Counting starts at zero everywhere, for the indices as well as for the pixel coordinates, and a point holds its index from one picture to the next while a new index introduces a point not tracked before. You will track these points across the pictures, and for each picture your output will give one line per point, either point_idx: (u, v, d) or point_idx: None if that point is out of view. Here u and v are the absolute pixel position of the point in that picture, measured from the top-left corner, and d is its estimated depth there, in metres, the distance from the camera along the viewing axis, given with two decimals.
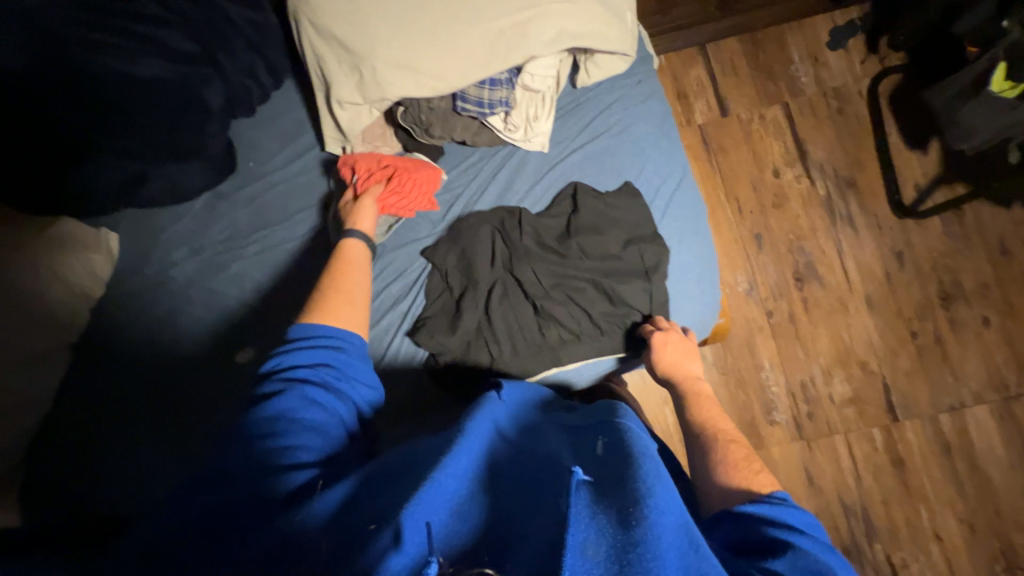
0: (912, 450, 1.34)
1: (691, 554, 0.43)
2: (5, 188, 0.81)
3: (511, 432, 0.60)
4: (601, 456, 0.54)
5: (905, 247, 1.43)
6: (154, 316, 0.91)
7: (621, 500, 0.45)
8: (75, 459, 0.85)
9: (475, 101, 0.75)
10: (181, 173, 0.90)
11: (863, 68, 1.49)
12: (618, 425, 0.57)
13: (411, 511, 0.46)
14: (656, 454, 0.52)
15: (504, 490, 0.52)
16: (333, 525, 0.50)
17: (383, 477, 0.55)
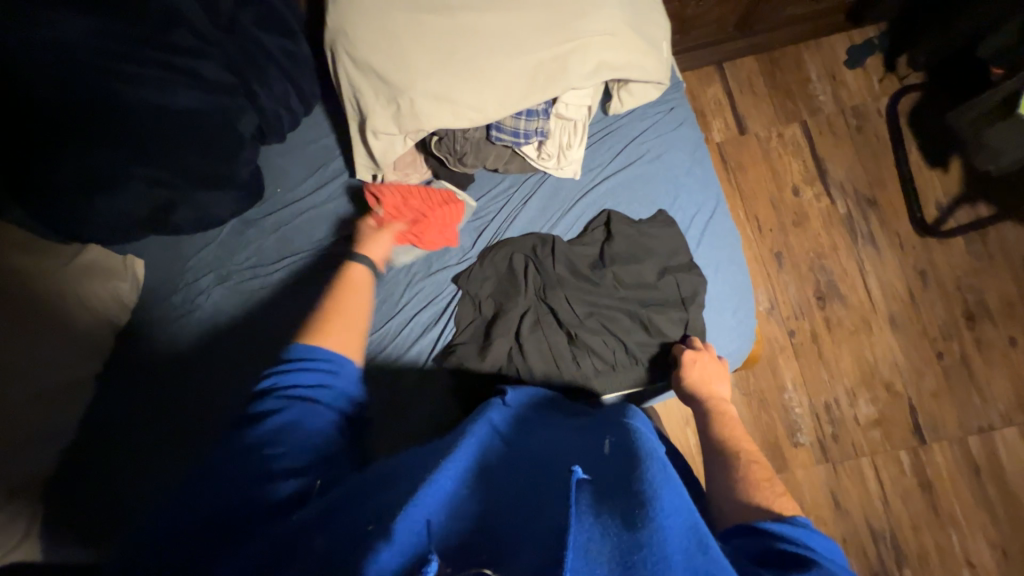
0: (940, 473, 1.32)
1: (699, 557, 0.41)
2: (39, 214, 0.82)
3: (511, 434, 0.59)
4: (606, 452, 0.52)
5: (928, 266, 1.41)
6: (181, 345, 0.90)
7: (625, 499, 0.43)
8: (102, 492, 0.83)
9: (511, 131, 0.75)
10: (211, 201, 0.89)
11: (881, 86, 1.49)
12: (627, 426, 0.55)
13: (408, 512, 0.44)
14: (664, 456, 0.50)
15: (502, 489, 0.50)
16: (324, 525, 0.48)
17: (374, 482, 0.52)
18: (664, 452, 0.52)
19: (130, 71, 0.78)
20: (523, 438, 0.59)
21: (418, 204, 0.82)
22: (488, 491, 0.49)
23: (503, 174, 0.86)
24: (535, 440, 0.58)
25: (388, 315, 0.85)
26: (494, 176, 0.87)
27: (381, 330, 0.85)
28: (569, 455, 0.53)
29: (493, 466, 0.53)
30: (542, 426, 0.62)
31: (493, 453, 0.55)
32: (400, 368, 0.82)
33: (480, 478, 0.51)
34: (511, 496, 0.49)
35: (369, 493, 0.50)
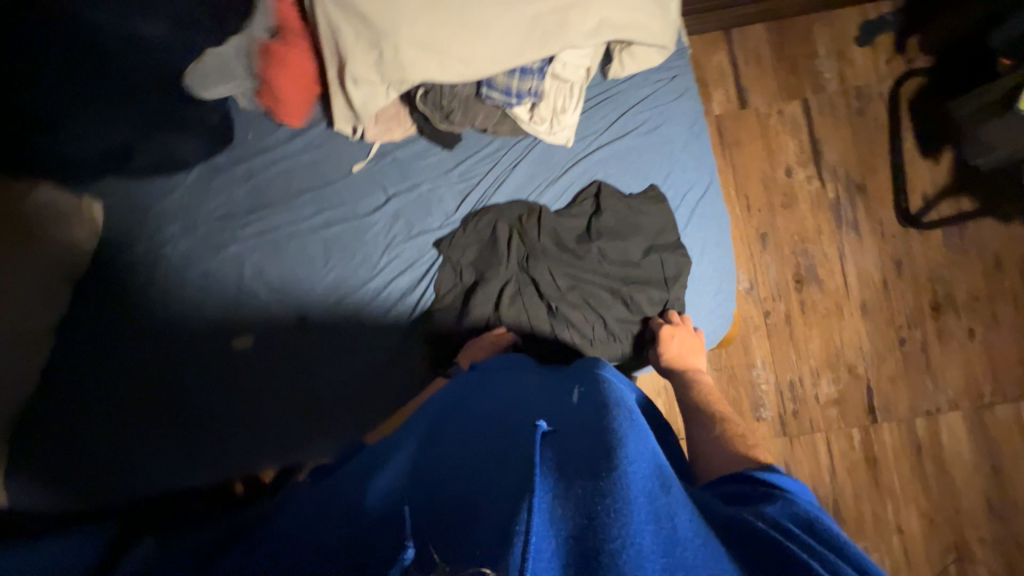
0: (886, 450, 1.41)
1: (661, 499, 0.41)
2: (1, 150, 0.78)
3: (481, 403, 0.63)
4: (575, 405, 0.56)
5: (904, 256, 1.44)
6: (150, 296, 0.86)
7: (593, 451, 0.45)
8: (67, 460, 0.81)
9: (503, 90, 0.68)
10: (177, 143, 0.83)
11: (887, 67, 1.44)
12: (594, 377, 0.61)
13: (378, 498, 0.48)
14: (628, 405, 0.54)
15: (473, 456, 0.52)
16: (318, 520, 0.50)
17: (364, 475, 0.56)
18: (632, 406, 0.56)
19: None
20: (492, 400, 0.62)
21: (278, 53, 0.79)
22: (455, 463, 0.52)
23: (491, 138, 0.82)
24: (508, 393, 0.62)
25: (366, 276, 0.83)
26: (480, 138, 0.83)
27: (357, 292, 0.83)
28: (537, 410, 0.55)
29: (464, 437, 0.56)
30: (513, 382, 0.66)
31: (467, 427, 0.58)
32: (376, 334, 0.83)
33: (447, 453, 0.54)
34: (480, 457, 0.51)
35: (356, 485, 0.55)
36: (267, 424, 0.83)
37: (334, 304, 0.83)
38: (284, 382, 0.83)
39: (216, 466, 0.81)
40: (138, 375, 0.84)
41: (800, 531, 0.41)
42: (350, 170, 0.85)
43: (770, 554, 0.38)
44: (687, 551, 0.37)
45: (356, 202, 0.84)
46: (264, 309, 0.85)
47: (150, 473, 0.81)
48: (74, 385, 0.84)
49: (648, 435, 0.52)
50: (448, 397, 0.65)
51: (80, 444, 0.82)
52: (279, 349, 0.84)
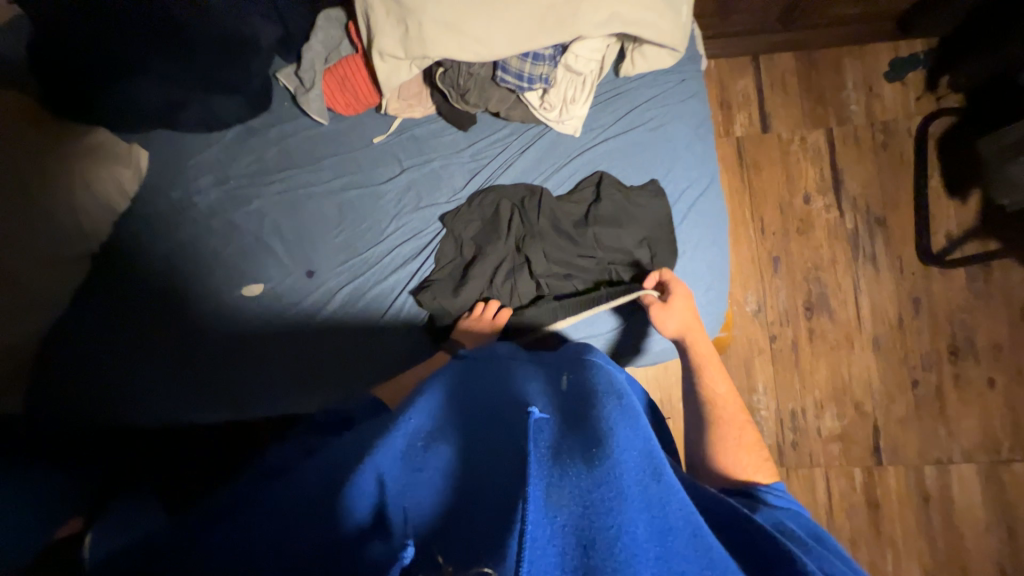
0: (889, 495, 1.34)
1: (652, 486, 0.47)
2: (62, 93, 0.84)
3: (476, 378, 0.66)
4: (564, 388, 0.61)
5: (923, 295, 1.40)
6: (176, 240, 0.93)
7: (584, 438, 0.49)
8: (82, 402, 0.88)
9: (516, 73, 0.74)
10: (219, 105, 0.91)
11: (917, 105, 1.44)
12: (585, 363, 0.65)
13: (374, 462, 0.50)
14: (618, 389, 0.59)
15: (468, 431, 0.55)
16: (317, 491, 0.52)
17: (360, 440, 0.58)
18: (621, 392, 0.59)
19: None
20: (485, 380, 0.65)
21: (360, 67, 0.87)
22: (450, 434, 0.54)
23: (505, 122, 0.87)
24: (500, 374, 0.66)
25: (373, 242, 0.89)
26: (494, 122, 0.88)
27: (366, 255, 0.89)
28: (525, 394, 0.58)
29: (446, 409, 0.58)
30: (506, 364, 0.69)
31: (453, 398, 0.60)
32: (376, 297, 0.88)
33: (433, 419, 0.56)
34: (467, 435, 0.54)
35: (345, 450, 0.57)
36: (262, 375, 0.88)
37: (343, 267, 0.89)
38: (285, 344, 0.89)
39: (212, 414, 0.88)
40: (152, 324, 0.91)
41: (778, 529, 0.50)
42: (371, 140, 0.91)
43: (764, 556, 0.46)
44: (672, 538, 0.44)
45: (372, 171, 0.90)
46: (277, 262, 0.91)
47: (152, 406, 0.88)
48: (92, 330, 0.91)
49: (638, 419, 0.55)
50: (444, 369, 0.68)
51: (96, 382, 0.89)
52: (287, 306, 0.90)
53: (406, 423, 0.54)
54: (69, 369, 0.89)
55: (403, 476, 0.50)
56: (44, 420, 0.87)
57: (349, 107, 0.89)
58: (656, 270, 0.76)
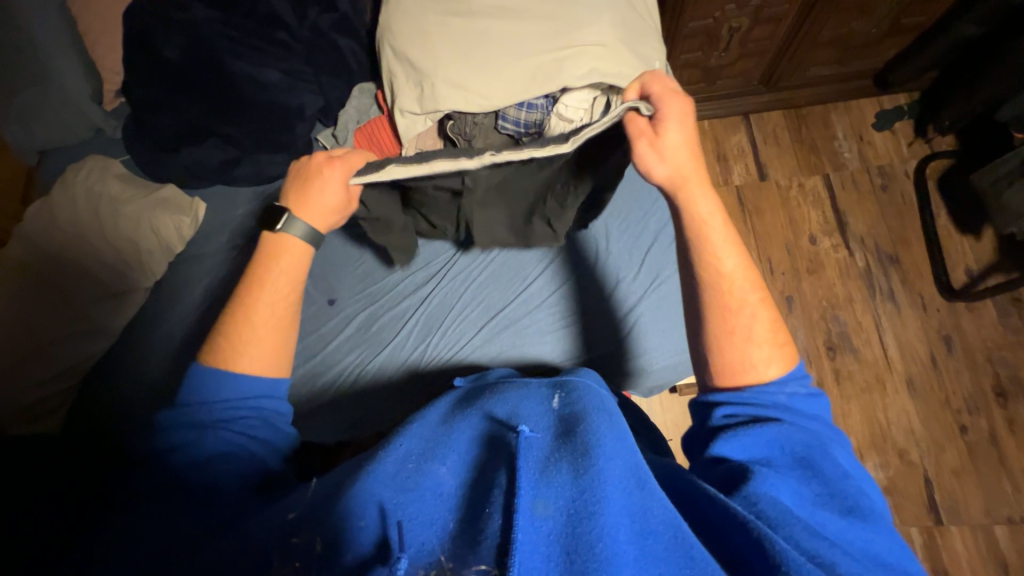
0: (958, 562, 1.17)
1: (639, 494, 0.42)
2: (153, 158, 1.07)
3: (468, 399, 0.59)
4: (553, 398, 0.52)
5: (953, 331, 1.35)
6: (221, 277, 1.06)
7: (572, 447, 0.43)
8: (118, 430, 0.96)
9: (513, 121, 0.92)
10: (267, 162, 1.08)
11: (910, 150, 1.52)
12: (576, 377, 0.56)
13: (369, 487, 0.46)
14: (612, 406, 0.52)
15: (455, 449, 0.49)
16: (305, 503, 0.52)
17: (352, 468, 0.53)
18: (613, 405, 0.53)
19: (240, 50, 1.03)
20: (471, 395, 0.60)
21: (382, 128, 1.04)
22: (435, 457, 0.48)
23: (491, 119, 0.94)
24: (490, 390, 0.59)
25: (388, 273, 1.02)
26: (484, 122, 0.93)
27: (380, 286, 1.01)
28: (514, 409, 0.51)
29: (432, 431, 0.52)
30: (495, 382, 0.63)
31: (438, 417, 0.55)
32: (389, 322, 0.99)
33: (421, 443, 0.50)
34: (453, 455, 0.48)
35: (338, 472, 0.56)
36: None
37: (363, 295, 1.00)
38: (305, 372, 0.96)
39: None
40: (190, 355, 1.00)
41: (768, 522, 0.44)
42: None
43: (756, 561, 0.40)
44: (656, 542, 0.39)
45: None
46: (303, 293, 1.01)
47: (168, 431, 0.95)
48: (137, 361, 1.01)
49: (626, 431, 0.50)
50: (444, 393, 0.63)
51: (126, 410, 0.97)
52: (310, 330, 0.98)
53: (397, 450, 0.49)
54: (107, 396, 0.99)
55: (395, 495, 0.45)
56: (84, 443, 0.95)
57: None
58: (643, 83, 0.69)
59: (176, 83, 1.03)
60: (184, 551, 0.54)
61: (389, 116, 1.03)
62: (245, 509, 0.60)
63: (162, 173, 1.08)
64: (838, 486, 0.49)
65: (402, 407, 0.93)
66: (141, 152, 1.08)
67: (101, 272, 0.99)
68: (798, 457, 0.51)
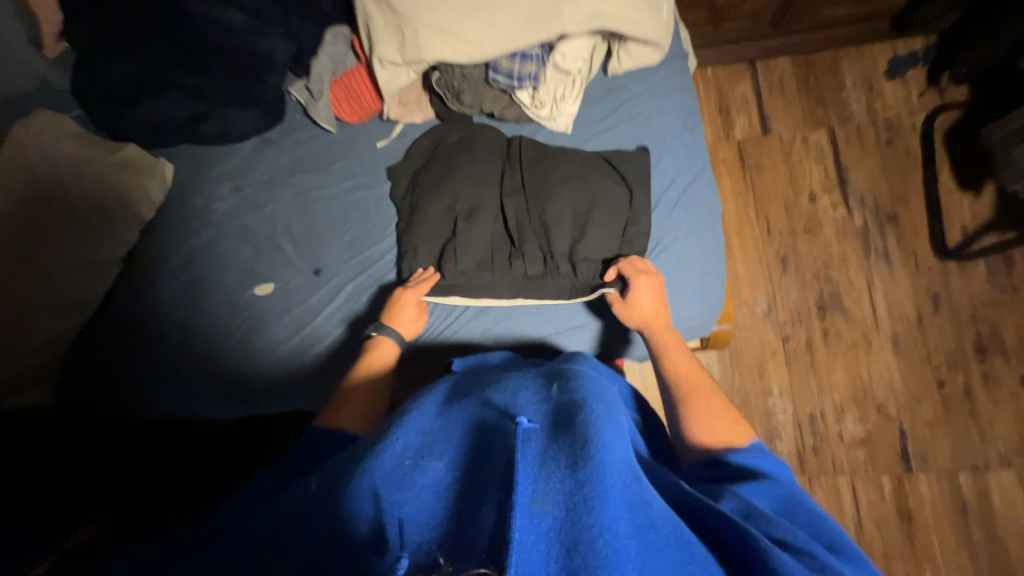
0: (922, 505, 1.26)
1: (635, 488, 0.42)
2: (105, 111, 0.97)
3: (463, 390, 0.59)
4: (551, 393, 0.52)
5: (942, 291, 1.36)
6: (196, 242, 1.00)
7: (571, 440, 0.43)
8: (111, 399, 0.93)
9: (506, 73, 0.89)
10: (238, 117, 0.99)
11: (920, 101, 1.45)
12: (573, 371, 0.57)
13: (366, 478, 0.45)
14: (609, 399, 0.52)
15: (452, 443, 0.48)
16: (306, 494, 0.49)
17: (346, 459, 0.52)
18: (610, 397, 0.53)
19: None
20: (464, 387, 0.60)
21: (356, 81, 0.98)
22: (434, 452, 0.47)
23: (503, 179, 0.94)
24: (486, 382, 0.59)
25: (375, 239, 0.98)
26: (490, 200, 0.93)
27: (368, 251, 0.97)
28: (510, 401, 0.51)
29: (428, 423, 0.52)
30: (488, 375, 0.64)
31: (431, 409, 0.54)
32: (379, 291, 0.95)
33: (419, 436, 0.50)
34: (447, 447, 0.48)
35: (334, 462, 0.54)
36: (274, 367, 0.93)
37: (350, 264, 0.97)
38: (295, 342, 0.94)
39: (234, 409, 0.94)
40: (173, 325, 0.96)
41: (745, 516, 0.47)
42: (375, 144, 1.02)
43: (741, 550, 0.41)
44: (656, 535, 0.39)
45: (377, 172, 1.00)
46: (287, 262, 0.98)
47: (164, 395, 0.93)
48: (119, 332, 0.96)
49: (622, 424, 0.50)
50: (433, 383, 0.63)
51: (114, 379, 0.94)
52: (299, 302, 0.96)
53: (393, 441, 0.49)
54: (95, 363, 0.95)
55: (390, 489, 0.44)
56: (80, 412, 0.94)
57: (353, 114, 1.01)
58: (614, 266, 0.86)
59: (126, 24, 0.91)
60: (195, 537, 0.54)
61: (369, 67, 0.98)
62: (252, 500, 0.59)
63: (119, 129, 0.99)
64: (813, 527, 0.51)
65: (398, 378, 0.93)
66: (95, 104, 0.97)
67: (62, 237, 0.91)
68: (782, 505, 0.53)
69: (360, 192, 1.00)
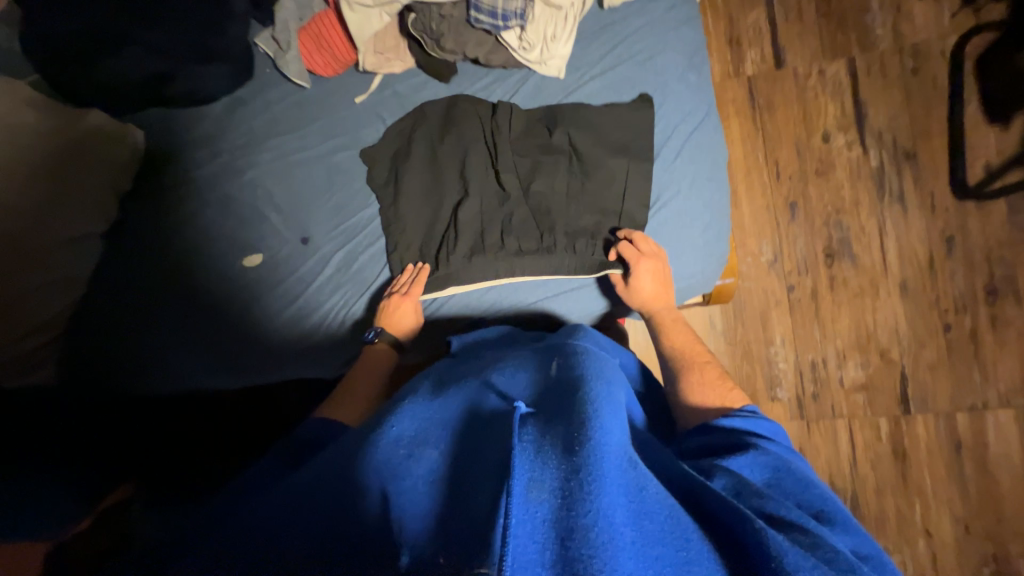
0: (918, 445, 1.29)
1: (632, 471, 0.42)
2: (55, 75, 0.89)
3: (466, 375, 0.61)
4: (549, 377, 0.53)
5: (957, 232, 1.31)
6: (178, 214, 0.96)
7: (567, 426, 0.43)
8: (117, 379, 0.93)
9: (489, 12, 0.84)
10: (204, 76, 0.92)
11: (952, 22, 1.32)
12: (573, 351, 0.57)
13: (372, 462, 0.48)
14: (608, 377, 0.51)
15: (454, 436, 0.51)
16: (314, 482, 0.50)
17: (349, 441, 0.53)
18: (610, 375, 0.53)
19: None
20: (470, 370, 0.62)
21: (323, 28, 0.91)
22: (447, 445, 0.50)
23: (492, 145, 0.91)
24: (486, 367, 0.60)
25: (360, 206, 0.94)
26: (482, 174, 0.90)
27: (355, 217, 0.94)
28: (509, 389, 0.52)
29: (433, 409, 0.54)
30: (494, 356, 0.65)
31: (436, 395, 0.57)
32: (370, 258, 0.93)
33: (423, 426, 0.52)
34: (452, 437, 0.50)
35: (339, 444, 0.54)
36: (274, 337, 0.92)
37: (338, 231, 0.94)
38: (291, 313, 0.93)
39: (239, 379, 0.94)
40: (168, 301, 0.94)
41: (736, 495, 0.46)
42: (354, 100, 0.96)
43: (728, 525, 0.41)
44: (652, 523, 0.39)
45: (359, 131, 0.96)
46: (274, 230, 0.94)
47: (169, 370, 0.93)
48: (112, 308, 0.94)
49: (622, 403, 0.50)
50: (427, 371, 0.66)
51: (115, 359, 0.93)
52: (291, 275, 0.93)
53: (394, 428, 0.51)
54: (94, 345, 0.93)
55: (396, 475, 0.47)
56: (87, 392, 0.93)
57: (327, 67, 0.94)
58: (617, 249, 0.85)
59: None
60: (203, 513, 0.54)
61: (338, 12, 0.91)
62: (257, 474, 0.60)
63: (75, 95, 0.92)
64: (803, 496, 0.50)
65: None
66: (44, 67, 0.89)
67: (49, 223, 0.85)
68: (772, 474, 0.52)
69: (343, 154, 0.95)
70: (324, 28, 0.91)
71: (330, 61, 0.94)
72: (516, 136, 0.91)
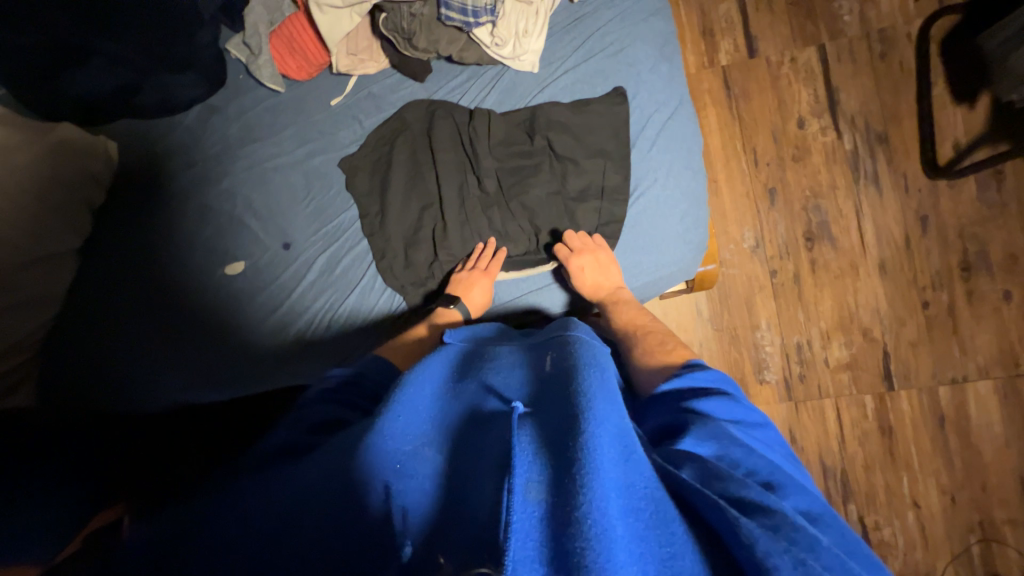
0: (903, 420, 1.31)
1: (623, 463, 0.42)
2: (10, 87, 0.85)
3: (463, 371, 0.61)
4: (545, 371, 0.53)
5: (930, 211, 1.35)
6: (154, 227, 0.95)
7: (563, 421, 0.44)
8: (97, 398, 0.92)
9: (460, 9, 0.84)
10: (175, 84, 0.92)
11: (915, 7, 1.36)
12: (569, 342, 0.57)
13: (372, 462, 0.48)
14: (603, 367, 0.52)
15: (450, 438, 0.51)
16: (300, 488, 0.48)
17: (336, 444, 0.52)
18: (606, 365, 0.53)
19: None
20: (466, 365, 0.62)
21: (293, 30, 0.90)
22: (441, 448, 0.50)
23: (470, 142, 0.91)
24: (482, 363, 0.60)
25: (341, 208, 0.94)
26: (461, 174, 0.91)
27: (335, 221, 0.93)
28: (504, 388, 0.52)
29: (431, 407, 0.54)
30: (485, 352, 0.65)
31: (439, 390, 0.56)
32: (352, 262, 0.93)
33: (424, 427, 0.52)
34: (449, 438, 0.51)
35: (326, 447, 0.53)
36: (256, 346, 0.91)
37: (319, 235, 0.94)
38: (275, 321, 0.92)
39: (223, 392, 0.92)
40: (148, 315, 0.92)
41: (705, 475, 0.45)
42: (330, 103, 0.96)
43: (697, 513, 0.42)
44: (639, 518, 0.39)
45: (336, 135, 0.96)
46: (254, 238, 0.94)
47: (151, 385, 0.91)
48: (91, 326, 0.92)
49: (615, 390, 0.50)
50: (439, 348, 0.64)
51: (97, 378, 0.92)
52: (274, 283, 0.93)
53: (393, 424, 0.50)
54: (75, 363, 0.92)
55: (400, 477, 0.47)
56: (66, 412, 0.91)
57: (300, 71, 0.94)
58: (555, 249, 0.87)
59: None
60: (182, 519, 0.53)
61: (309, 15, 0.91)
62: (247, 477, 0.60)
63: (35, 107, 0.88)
64: (749, 463, 0.48)
65: (367, 340, 0.91)
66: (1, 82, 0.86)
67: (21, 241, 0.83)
68: (720, 446, 0.50)
69: (322, 158, 0.95)
70: (295, 30, 0.90)
71: (302, 63, 0.93)
72: (494, 137, 0.91)
